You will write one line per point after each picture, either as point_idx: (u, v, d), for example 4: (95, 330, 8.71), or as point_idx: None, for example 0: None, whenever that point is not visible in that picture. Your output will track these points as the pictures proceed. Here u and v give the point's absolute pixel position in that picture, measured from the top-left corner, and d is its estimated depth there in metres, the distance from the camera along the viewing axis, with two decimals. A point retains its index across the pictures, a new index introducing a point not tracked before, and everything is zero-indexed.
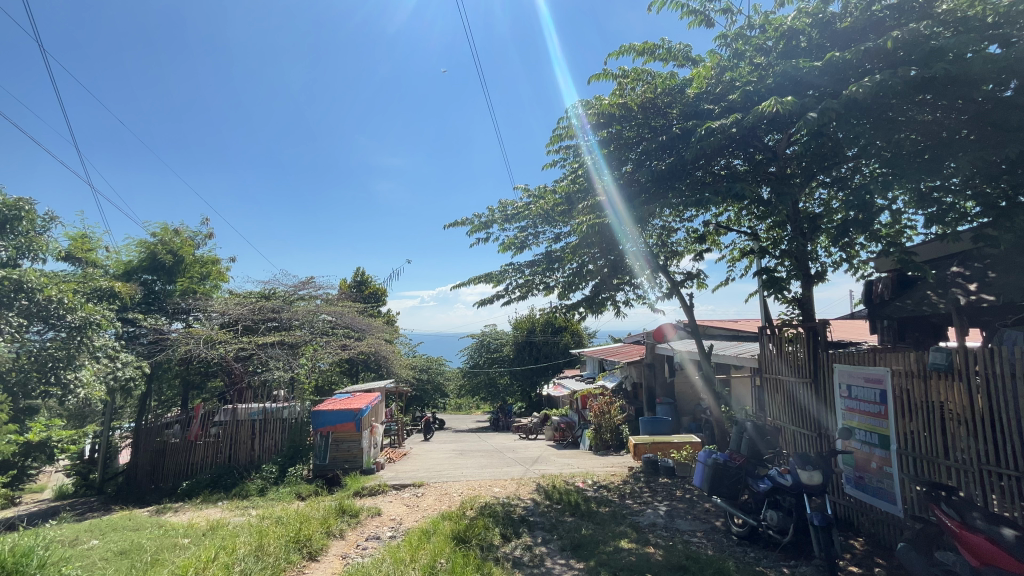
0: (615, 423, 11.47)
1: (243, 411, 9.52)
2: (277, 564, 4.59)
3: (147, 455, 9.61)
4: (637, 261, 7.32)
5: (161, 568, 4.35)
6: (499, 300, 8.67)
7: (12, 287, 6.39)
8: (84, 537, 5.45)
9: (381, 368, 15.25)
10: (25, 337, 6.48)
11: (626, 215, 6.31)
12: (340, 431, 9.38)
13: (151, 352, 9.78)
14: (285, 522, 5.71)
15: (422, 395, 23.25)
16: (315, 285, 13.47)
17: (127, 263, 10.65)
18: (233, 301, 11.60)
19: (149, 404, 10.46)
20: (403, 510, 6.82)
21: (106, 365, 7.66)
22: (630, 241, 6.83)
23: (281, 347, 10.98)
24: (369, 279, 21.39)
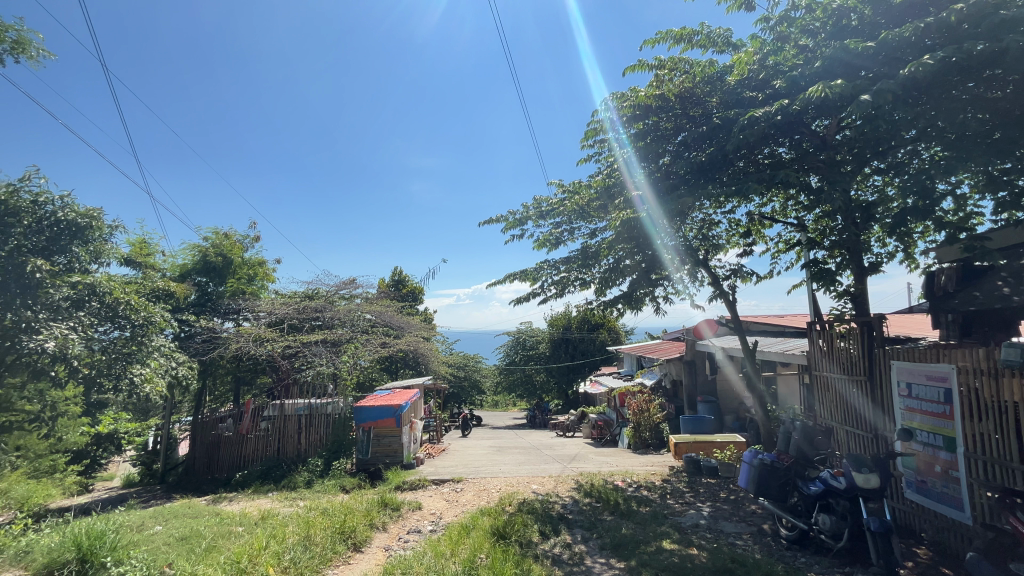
0: (655, 421, 11.25)
1: (290, 406, 9.90)
2: (324, 554, 4.76)
3: (204, 449, 10.19)
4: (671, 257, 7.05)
5: (218, 554, 4.60)
6: (535, 298, 8.64)
7: (86, 290, 6.96)
8: (149, 523, 5.83)
9: (419, 365, 15.51)
10: (93, 335, 6.95)
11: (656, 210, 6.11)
12: (381, 427, 9.55)
13: (204, 350, 10.31)
14: (331, 513, 5.92)
15: (460, 393, 23.50)
16: (356, 284, 13.84)
17: (183, 266, 11.32)
18: (280, 301, 12.08)
19: (205, 400, 11.06)
20: (443, 505, 6.91)
21: (165, 362, 8.11)
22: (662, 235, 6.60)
23: (325, 345, 11.34)
24: (406, 278, 21.78)
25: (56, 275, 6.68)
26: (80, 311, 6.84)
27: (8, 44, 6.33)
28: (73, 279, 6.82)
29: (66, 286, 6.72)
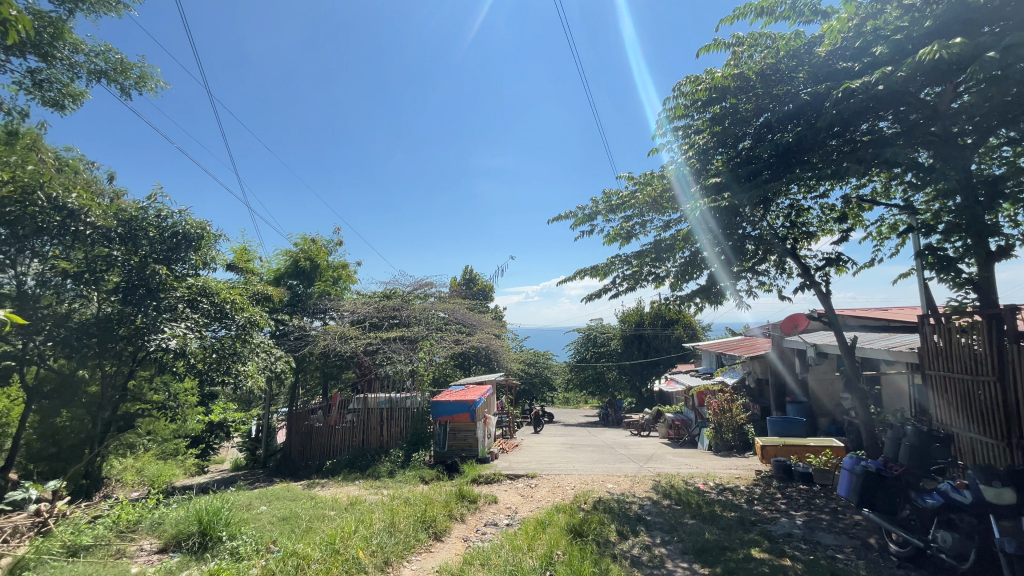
0: (738, 422, 10.62)
1: (373, 400, 10.56)
2: (408, 540, 4.98)
3: (298, 438, 11.09)
4: (716, 260, 6.84)
5: (315, 534, 4.99)
6: (606, 294, 8.46)
7: (197, 292, 7.85)
8: (256, 503, 6.45)
9: (491, 362, 15.78)
10: (205, 334, 7.80)
11: (706, 203, 6.00)
12: (456, 421, 9.82)
13: (297, 347, 11.23)
14: (413, 502, 6.20)
15: (531, 389, 23.64)
16: (430, 283, 14.37)
17: (277, 270, 12.38)
18: (361, 301, 12.82)
19: (299, 393, 12.04)
20: (518, 500, 6.99)
21: (265, 358, 8.90)
22: (705, 239, 6.62)
23: (403, 342, 11.90)
24: (477, 276, 22.25)
25: (176, 280, 7.58)
26: (195, 312, 7.71)
27: (133, 80, 7.26)
28: (188, 283, 7.69)
29: (182, 289, 7.59)
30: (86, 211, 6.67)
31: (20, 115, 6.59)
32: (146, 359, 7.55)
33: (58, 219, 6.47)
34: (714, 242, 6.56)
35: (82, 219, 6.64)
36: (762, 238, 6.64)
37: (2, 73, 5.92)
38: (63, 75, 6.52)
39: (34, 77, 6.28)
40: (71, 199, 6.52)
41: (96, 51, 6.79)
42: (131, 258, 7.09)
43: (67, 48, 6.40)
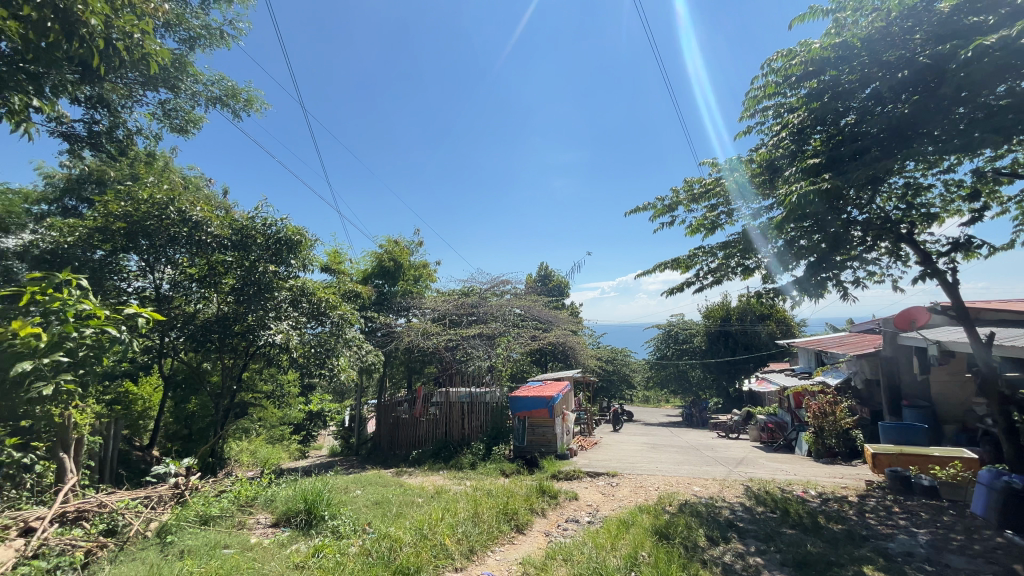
0: (843, 427, 9.66)
1: (454, 394, 10.96)
2: (492, 531, 5.10)
3: (386, 428, 11.77)
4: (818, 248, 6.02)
5: (405, 519, 5.28)
6: (689, 288, 8.06)
7: (298, 292, 8.60)
8: (352, 487, 6.95)
9: (568, 358, 15.68)
10: (304, 331, 8.52)
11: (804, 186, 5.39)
12: (535, 417, 9.88)
13: (384, 342, 11.93)
14: (495, 494, 6.35)
15: (609, 387, 23.22)
16: (506, 281, 14.57)
17: (365, 271, 13.23)
18: (442, 298, 13.32)
19: (386, 385, 12.78)
20: (599, 498, 6.90)
21: (356, 352, 9.53)
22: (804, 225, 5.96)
23: (482, 338, 12.18)
24: (552, 272, 22.22)
25: (280, 281, 8.35)
26: (296, 310, 8.45)
27: (242, 102, 8.11)
28: (291, 283, 8.45)
29: (285, 290, 8.34)
30: (207, 222, 7.56)
31: (154, 140, 7.61)
32: (256, 353, 8.41)
33: (185, 230, 7.42)
34: (814, 229, 5.95)
35: (204, 230, 7.54)
36: (872, 223, 6.00)
37: (140, 106, 6.89)
38: (187, 103, 7.44)
39: (164, 107, 7.22)
40: (195, 212, 7.42)
41: (212, 80, 7.67)
42: (243, 262, 7.93)
43: (189, 79, 7.28)
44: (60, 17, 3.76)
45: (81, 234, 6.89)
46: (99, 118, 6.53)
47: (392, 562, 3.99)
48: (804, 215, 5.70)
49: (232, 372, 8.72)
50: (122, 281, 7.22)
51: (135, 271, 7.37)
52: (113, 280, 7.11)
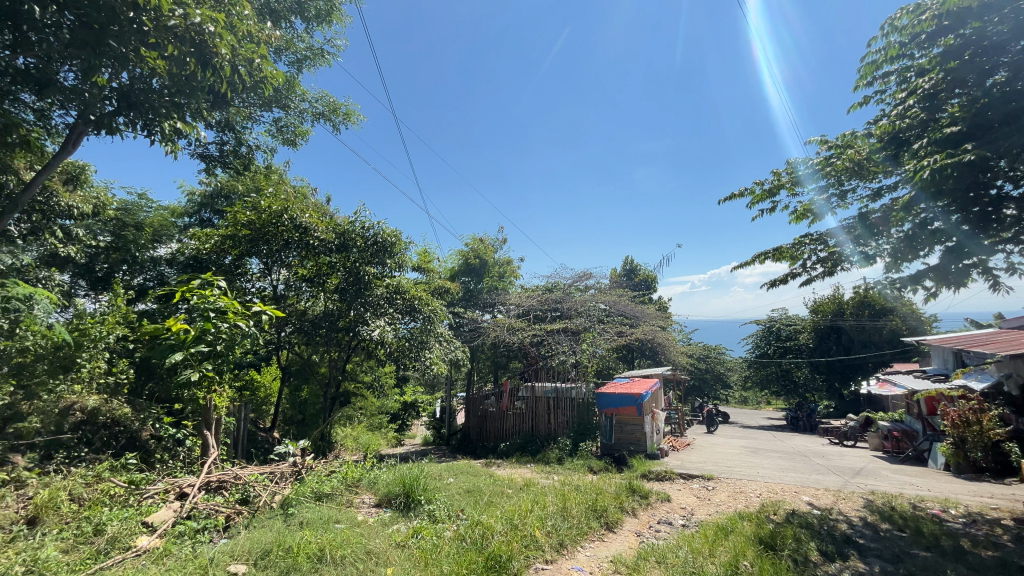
0: (989, 440, 8.20)
1: (540, 389, 11.12)
2: (582, 526, 5.07)
3: (475, 420, 12.08)
4: (957, 230, 5.19)
5: (496, 508, 5.43)
6: (795, 279, 7.36)
7: (394, 290, 9.15)
8: (445, 474, 7.28)
9: (657, 355, 15.07)
10: (400, 326, 9.07)
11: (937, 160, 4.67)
12: (623, 414, 9.63)
13: (472, 337, 12.32)
14: (584, 490, 6.30)
15: (702, 386, 21.99)
16: (590, 276, 14.35)
17: (452, 268, 13.77)
18: (526, 294, 13.46)
19: (474, 379, 13.21)
20: (694, 501, 6.57)
21: (445, 347, 9.95)
22: (938, 204, 5.16)
23: (566, 333, 12.09)
24: (638, 266, 21.50)
25: (378, 280, 8.93)
26: (391, 307, 9.01)
27: (341, 116, 8.79)
28: (387, 282, 9.02)
29: (382, 288, 8.90)
30: (314, 227, 8.32)
31: (270, 155, 8.52)
32: (357, 346, 9.09)
33: (297, 235, 8.23)
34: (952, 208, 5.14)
35: (312, 234, 8.30)
36: None
37: (259, 125, 7.75)
38: (296, 119, 8.23)
39: (278, 125, 8.05)
40: (304, 219, 8.19)
41: (317, 98, 8.42)
42: (345, 263, 8.63)
43: (297, 98, 8.04)
44: (196, 50, 4.36)
45: (216, 241, 7.96)
46: (227, 139, 7.45)
47: (485, 549, 4.12)
48: (938, 193, 4.92)
49: (337, 364, 9.53)
50: (247, 282, 8.18)
51: (257, 273, 8.31)
52: (240, 281, 8.10)
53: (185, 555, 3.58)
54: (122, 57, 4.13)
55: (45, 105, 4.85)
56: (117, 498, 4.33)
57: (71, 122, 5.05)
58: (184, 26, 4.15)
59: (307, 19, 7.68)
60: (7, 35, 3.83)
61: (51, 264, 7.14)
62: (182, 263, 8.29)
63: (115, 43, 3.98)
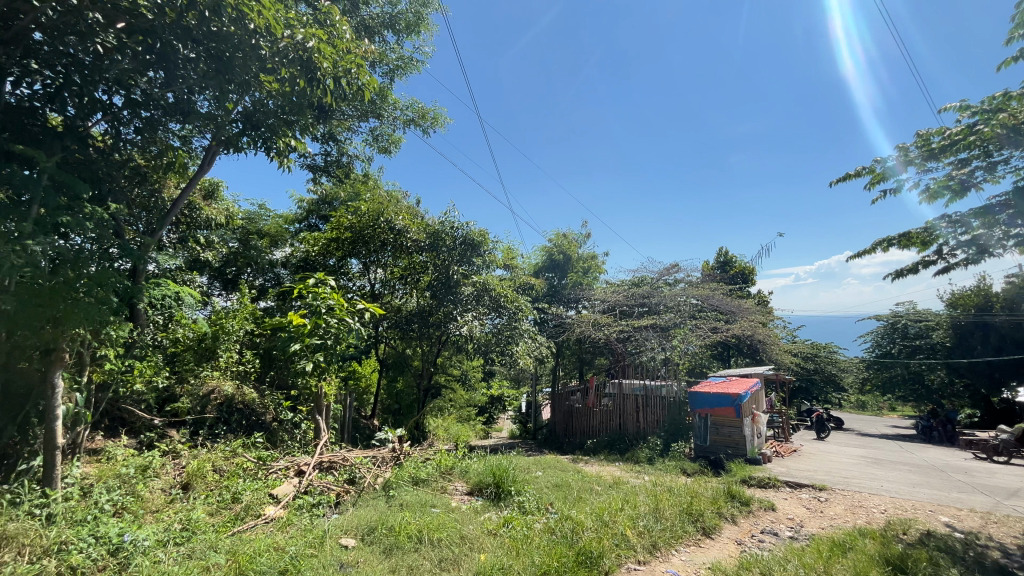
0: None
1: (628, 386, 11.01)
2: (676, 529, 4.86)
3: (562, 415, 12.47)
4: None
5: (585, 504, 5.38)
6: (927, 267, 6.41)
7: (482, 287, 9.42)
8: (533, 468, 7.37)
9: (757, 353, 13.98)
10: (487, 322, 9.33)
11: None
12: (719, 415, 8.96)
13: (557, 333, 12.32)
14: (678, 492, 6.02)
15: (810, 388, 20.03)
16: (680, 269, 13.68)
17: (536, 265, 13.91)
18: (611, 289, 13.16)
19: (559, 374, 13.21)
20: (803, 512, 6.02)
21: (531, 342, 10.06)
22: None
23: (655, 329, 11.63)
24: (733, 258, 20.12)
25: (467, 278, 9.23)
26: (479, 303, 9.30)
27: (429, 121, 9.20)
28: (475, 280, 9.32)
29: (471, 285, 9.20)
30: (407, 229, 8.82)
31: (367, 162, 9.17)
32: (447, 341, 9.51)
33: (392, 236, 8.79)
34: None
35: (405, 235, 8.80)
36: None
37: (357, 135, 8.38)
38: (388, 127, 8.76)
39: (374, 134, 8.63)
40: (399, 221, 8.70)
41: (407, 105, 8.90)
42: (436, 262, 9.04)
43: (390, 107, 8.55)
44: (303, 67, 4.80)
45: (323, 244, 8.76)
46: (331, 150, 8.15)
47: (576, 544, 4.10)
48: None
49: (429, 358, 10.03)
50: (349, 280, 8.89)
51: (357, 272, 9.00)
52: (344, 281, 8.82)
53: (304, 526, 3.99)
54: (245, 83, 4.69)
55: (189, 131, 5.65)
56: (249, 471, 4.92)
57: (207, 144, 5.83)
58: (292, 46, 4.60)
59: (398, 31, 8.13)
60: (159, 74, 4.50)
61: (194, 268, 8.31)
62: (295, 264, 9.22)
63: (238, 69, 4.54)
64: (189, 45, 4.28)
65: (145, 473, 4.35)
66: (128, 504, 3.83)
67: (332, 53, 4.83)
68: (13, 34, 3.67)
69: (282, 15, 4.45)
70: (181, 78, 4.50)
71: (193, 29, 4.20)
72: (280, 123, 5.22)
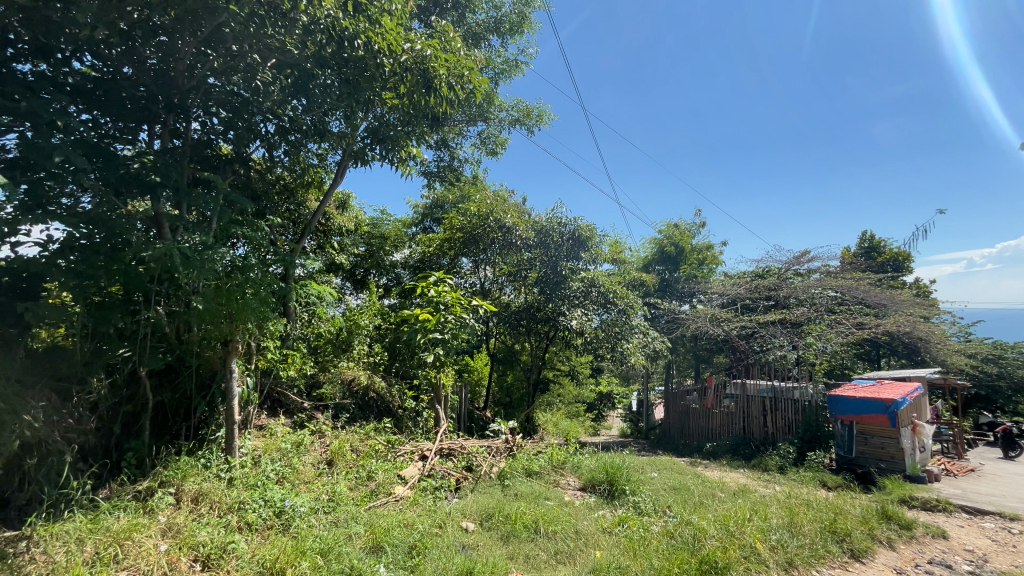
0: None
1: (753, 387, 10.09)
2: (816, 548, 4.33)
3: (677, 416, 11.84)
4: None
5: (706, 511, 5.04)
6: None
7: (590, 283, 9.32)
8: (647, 468, 7.10)
9: (917, 353, 11.93)
10: (595, 318, 9.20)
11: None
12: (868, 424, 7.69)
13: (670, 329, 11.73)
14: (818, 507, 5.37)
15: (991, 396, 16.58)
16: (814, 257, 12.19)
17: (646, 258, 13.39)
18: (730, 282, 12.16)
19: (673, 373, 12.56)
20: (987, 545, 4.99)
21: (642, 338, 9.71)
22: None
23: (784, 325, 10.52)
24: (882, 243, 17.39)
25: (574, 274, 9.24)
26: (587, 299, 9.21)
27: (534, 119, 9.30)
28: (584, 275, 9.25)
29: (579, 281, 9.15)
30: (516, 227, 9.05)
31: (476, 165, 9.55)
32: (555, 336, 9.58)
33: (501, 234, 9.06)
34: None
35: (514, 233, 9.04)
36: None
37: (466, 139, 8.78)
38: (495, 129, 9.04)
39: (481, 137, 8.95)
40: (507, 219, 8.95)
41: (513, 106, 9.09)
42: (544, 258, 9.12)
43: (495, 108, 8.79)
44: (422, 78, 5.14)
45: (438, 244, 9.32)
46: (443, 156, 8.62)
47: (698, 551, 3.86)
48: None
49: (538, 353, 10.18)
50: (461, 278, 9.33)
51: (468, 270, 9.42)
52: (457, 279, 9.29)
53: (429, 506, 4.29)
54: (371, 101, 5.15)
55: (324, 150, 6.38)
56: (381, 453, 5.43)
57: (339, 159, 6.51)
58: (412, 59, 4.95)
59: (503, 34, 8.33)
60: (301, 102, 5.12)
61: (331, 270, 9.37)
62: (413, 265, 9.93)
63: (363, 89, 5.07)
64: (326, 71, 4.80)
65: (299, 449, 5.02)
66: (287, 475, 4.45)
67: (446, 60, 5.09)
68: (194, 81, 4.41)
69: (403, 32, 4.83)
70: (318, 102, 5.04)
71: (329, 56, 4.77)
72: (400, 134, 5.69)
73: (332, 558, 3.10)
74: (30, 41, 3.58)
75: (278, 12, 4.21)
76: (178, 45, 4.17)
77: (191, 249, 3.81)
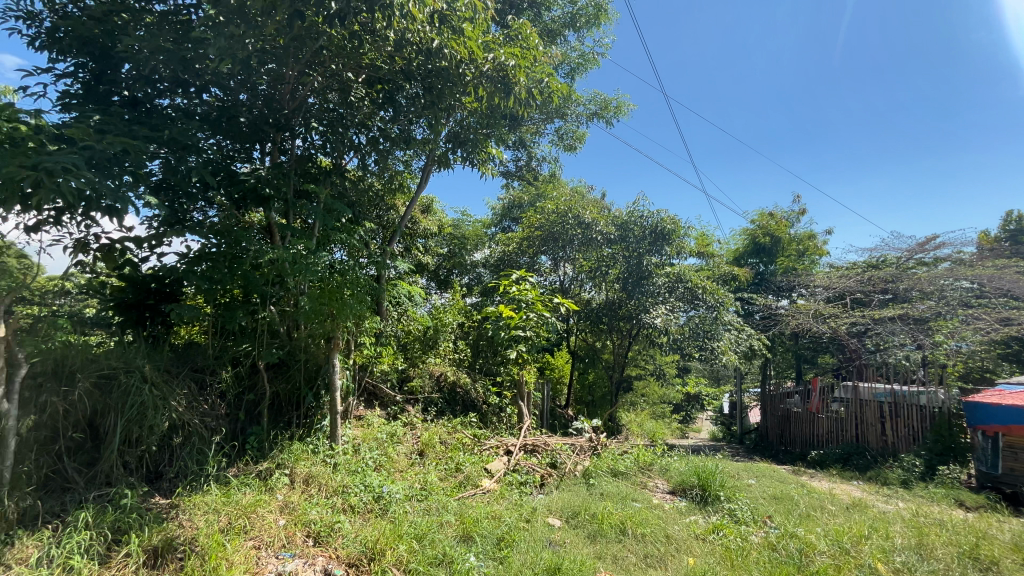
0: None
1: (868, 391, 9.02)
2: (953, 573, 3.79)
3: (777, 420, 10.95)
4: None
5: (813, 524, 4.61)
6: None
7: (676, 277, 8.93)
8: (743, 475, 6.65)
9: None
10: (682, 314, 8.79)
11: None
12: (1016, 435, 6.53)
13: (766, 325, 10.89)
14: (953, 528, 4.69)
15: None
16: (942, 244, 10.67)
17: (737, 250, 12.55)
18: (837, 274, 11.01)
19: (771, 373, 11.63)
20: None
21: (734, 335, 9.13)
22: None
23: (905, 322, 9.32)
24: None
25: (658, 269, 8.91)
26: (672, 295, 8.86)
27: (612, 111, 9.09)
28: (668, 270, 8.88)
29: (664, 276, 8.81)
30: (596, 223, 8.92)
31: (555, 163, 9.54)
32: (639, 333, 9.29)
33: (581, 230, 8.96)
34: None
35: (595, 229, 8.92)
36: None
37: (544, 137, 8.81)
38: (573, 124, 8.97)
39: (559, 133, 8.92)
40: (586, 215, 8.86)
41: (591, 100, 8.94)
42: (625, 253, 8.88)
43: (573, 104, 8.72)
44: (502, 83, 5.22)
45: (518, 243, 9.43)
46: (522, 156, 8.73)
47: (806, 567, 3.54)
48: None
49: (620, 351, 9.94)
50: (541, 276, 9.35)
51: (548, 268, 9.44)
52: (537, 277, 9.34)
53: (515, 500, 4.37)
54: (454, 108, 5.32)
55: (409, 156, 6.71)
56: (467, 446, 5.62)
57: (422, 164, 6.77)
58: (493, 66, 5.03)
59: (579, 28, 8.23)
60: (388, 113, 5.40)
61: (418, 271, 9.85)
62: (494, 264, 10.15)
63: (446, 97, 5.17)
64: (412, 82, 5.04)
65: (393, 439, 5.35)
66: (383, 463, 4.76)
67: (526, 65, 5.15)
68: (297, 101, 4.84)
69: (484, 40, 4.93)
70: (404, 112, 5.32)
71: (414, 67, 4.96)
72: (481, 138, 5.83)
73: (427, 544, 3.26)
74: (169, 79, 4.14)
75: (370, 31, 4.49)
76: (283, 71, 4.60)
77: (297, 254, 4.20)
